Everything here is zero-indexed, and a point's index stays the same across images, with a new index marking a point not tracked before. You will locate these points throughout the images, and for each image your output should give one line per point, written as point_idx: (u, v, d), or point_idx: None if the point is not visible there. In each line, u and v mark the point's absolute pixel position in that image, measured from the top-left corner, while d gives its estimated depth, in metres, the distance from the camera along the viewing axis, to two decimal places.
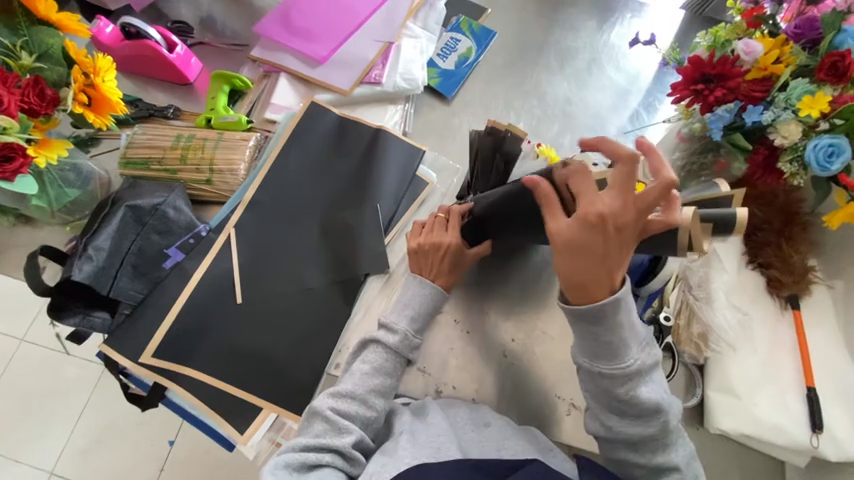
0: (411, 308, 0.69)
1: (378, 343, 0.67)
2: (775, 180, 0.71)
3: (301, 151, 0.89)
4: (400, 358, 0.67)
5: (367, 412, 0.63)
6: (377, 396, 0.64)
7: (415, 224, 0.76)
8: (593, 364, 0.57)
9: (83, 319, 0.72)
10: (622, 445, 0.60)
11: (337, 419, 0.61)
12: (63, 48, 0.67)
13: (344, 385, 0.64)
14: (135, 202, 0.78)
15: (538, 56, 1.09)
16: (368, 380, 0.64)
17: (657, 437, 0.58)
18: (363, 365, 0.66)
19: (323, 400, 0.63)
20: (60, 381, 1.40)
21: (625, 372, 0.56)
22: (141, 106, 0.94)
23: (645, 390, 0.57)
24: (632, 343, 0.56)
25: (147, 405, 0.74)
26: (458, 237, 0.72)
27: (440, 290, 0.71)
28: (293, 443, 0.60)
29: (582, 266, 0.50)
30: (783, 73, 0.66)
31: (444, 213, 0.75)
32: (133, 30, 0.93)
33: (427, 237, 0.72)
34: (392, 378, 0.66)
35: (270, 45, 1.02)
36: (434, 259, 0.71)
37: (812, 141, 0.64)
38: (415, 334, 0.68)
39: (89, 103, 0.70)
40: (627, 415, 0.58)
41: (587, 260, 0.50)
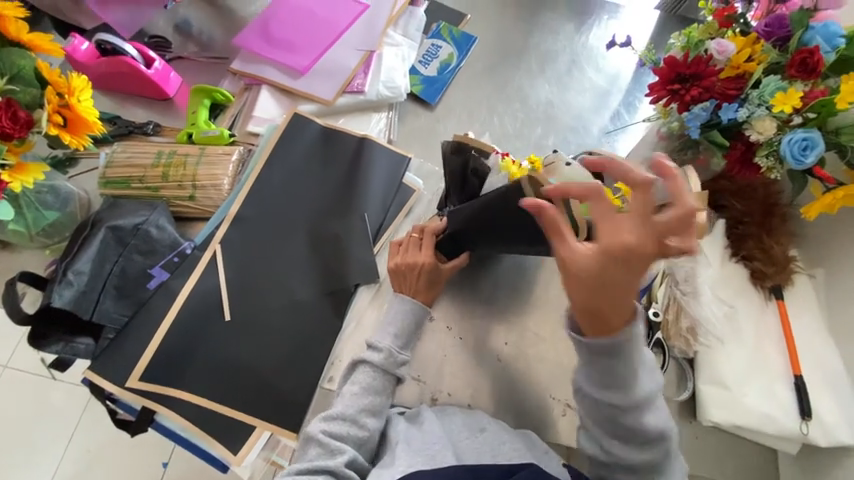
0: (394, 325, 0.69)
1: (367, 363, 0.67)
2: (753, 174, 0.72)
3: (285, 162, 0.88)
4: (388, 376, 0.67)
5: (359, 432, 0.63)
6: (369, 416, 0.64)
7: (391, 243, 0.77)
8: (601, 393, 0.58)
9: (66, 346, 0.71)
10: (621, 470, 0.60)
11: (329, 440, 0.61)
12: (35, 69, 0.65)
13: (336, 408, 0.64)
14: (116, 223, 0.76)
15: (520, 60, 1.10)
16: (360, 399, 0.64)
17: (652, 465, 0.59)
18: (352, 387, 0.66)
19: (315, 425, 0.63)
20: (47, 407, 1.35)
21: (636, 400, 0.57)
22: (120, 123, 0.92)
23: (651, 419, 0.57)
24: (641, 375, 0.57)
25: (137, 430, 0.72)
26: (432, 255, 0.72)
27: (420, 305, 0.71)
28: (286, 471, 0.60)
29: (601, 297, 0.46)
30: (756, 70, 0.68)
31: (419, 232, 0.75)
32: (110, 47, 0.92)
33: (401, 259, 0.73)
34: (382, 396, 0.66)
35: (249, 57, 1.02)
36: (411, 278, 0.72)
37: (787, 136, 0.66)
38: (400, 350, 0.68)
39: (64, 124, 0.68)
40: (625, 439, 0.59)
41: (607, 292, 0.45)
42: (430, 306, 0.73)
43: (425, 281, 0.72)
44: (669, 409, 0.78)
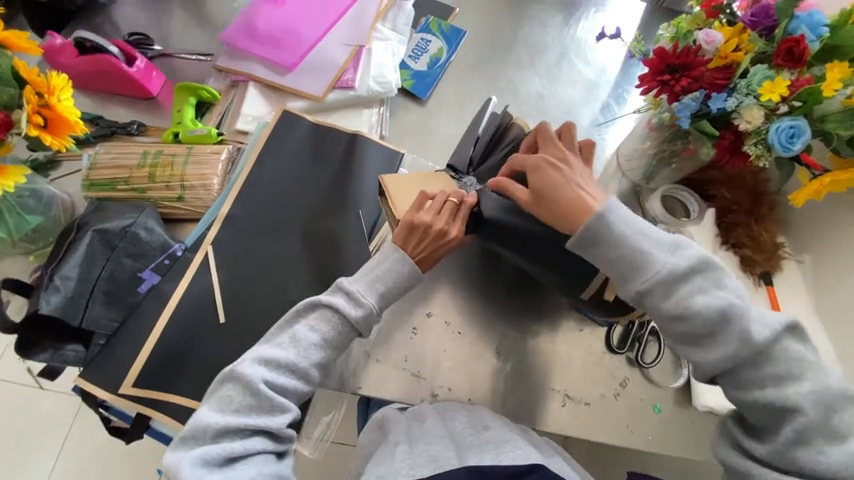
0: (382, 283, 0.66)
1: (335, 311, 0.64)
2: (742, 162, 0.73)
3: (275, 161, 0.87)
4: (353, 332, 0.65)
5: (304, 387, 0.62)
6: (316, 369, 0.63)
7: (424, 193, 0.70)
8: (632, 289, 0.59)
9: (55, 354, 0.69)
10: (728, 381, 0.58)
11: (272, 396, 0.59)
12: (13, 68, 0.63)
13: (282, 355, 0.62)
14: (103, 225, 0.74)
15: (509, 53, 1.10)
16: (311, 352, 0.63)
17: (749, 359, 0.56)
18: (311, 334, 0.63)
19: (253, 370, 0.59)
20: (35, 417, 1.32)
21: (658, 280, 0.58)
22: (102, 123, 0.89)
23: (699, 300, 0.57)
24: (656, 249, 0.59)
25: (132, 438, 0.71)
26: (461, 230, 0.69)
27: (416, 269, 0.68)
28: (207, 423, 0.57)
29: (555, 194, 0.63)
30: (743, 60, 0.68)
31: (457, 198, 0.70)
32: (88, 44, 0.89)
33: (433, 219, 0.67)
34: (339, 351, 0.65)
35: (236, 54, 0.99)
36: (426, 240, 0.68)
37: (774, 124, 0.67)
38: (380, 311, 0.66)
39: (45, 124, 0.65)
40: (702, 342, 0.58)
41: (553, 189, 0.63)
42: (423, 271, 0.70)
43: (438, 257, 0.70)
44: (666, 397, 0.79)
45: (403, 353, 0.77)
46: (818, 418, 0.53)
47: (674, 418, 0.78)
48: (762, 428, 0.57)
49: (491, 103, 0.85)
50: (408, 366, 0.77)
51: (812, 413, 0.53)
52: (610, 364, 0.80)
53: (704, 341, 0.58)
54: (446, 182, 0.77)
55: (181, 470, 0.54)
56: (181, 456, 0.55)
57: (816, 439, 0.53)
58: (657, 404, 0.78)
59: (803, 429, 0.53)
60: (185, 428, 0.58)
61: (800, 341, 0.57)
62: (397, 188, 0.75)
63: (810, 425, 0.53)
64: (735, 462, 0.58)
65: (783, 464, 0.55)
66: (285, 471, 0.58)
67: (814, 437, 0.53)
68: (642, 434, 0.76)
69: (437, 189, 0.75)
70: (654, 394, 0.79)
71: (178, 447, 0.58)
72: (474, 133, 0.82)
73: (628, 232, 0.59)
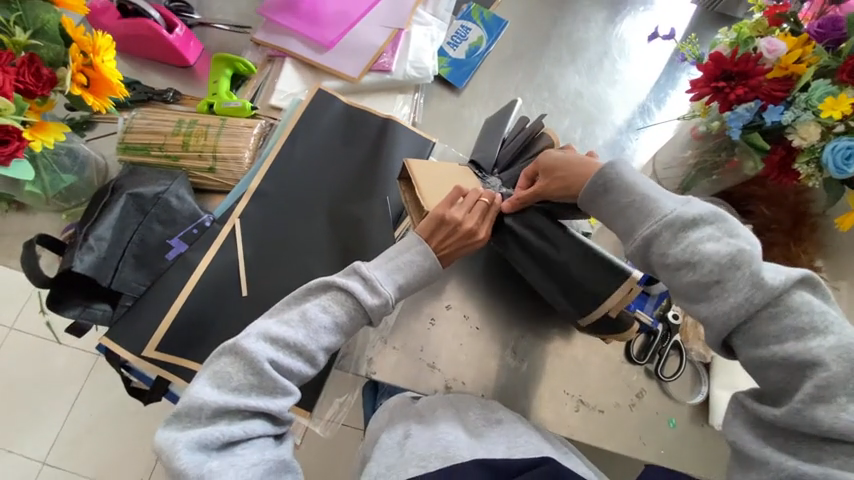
0: (399, 274, 0.64)
1: (349, 295, 0.62)
2: (790, 181, 0.71)
3: (307, 139, 0.86)
4: (364, 319, 0.62)
5: (309, 370, 0.60)
6: (324, 353, 0.61)
7: (457, 188, 0.67)
8: (638, 235, 0.56)
9: (84, 311, 0.70)
10: (740, 338, 0.50)
11: (276, 378, 0.57)
12: (60, 25, 0.63)
13: (290, 334, 0.59)
14: (137, 190, 0.75)
15: (550, 48, 1.07)
16: (322, 336, 0.60)
17: (765, 309, 0.49)
18: (322, 317, 0.60)
19: (258, 347, 0.56)
20: (52, 371, 1.36)
21: (665, 223, 0.54)
22: (139, 88, 0.90)
23: (707, 245, 0.51)
24: (663, 197, 0.56)
25: (150, 400, 0.73)
26: (488, 232, 0.68)
27: (437, 263, 0.65)
28: (204, 402, 0.53)
29: (563, 163, 0.64)
30: (805, 73, 0.65)
31: (489, 199, 0.68)
32: (131, 7, 0.88)
33: (464, 216, 0.66)
34: (347, 337, 0.63)
35: (274, 28, 0.98)
36: (452, 235, 0.65)
37: (831, 143, 0.64)
38: (395, 302, 0.63)
39: (88, 85, 0.65)
40: (712, 292, 0.51)
41: (561, 160, 0.65)
42: (445, 265, 0.68)
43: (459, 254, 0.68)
44: (681, 412, 0.78)
45: (420, 343, 0.77)
46: (844, 373, 0.45)
47: (689, 434, 0.76)
48: (777, 391, 0.49)
49: (516, 105, 0.83)
50: (423, 356, 0.77)
51: (836, 367, 0.45)
52: (627, 373, 0.79)
53: (712, 292, 0.51)
54: (473, 180, 0.75)
55: (177, 454, 0.50)
56: (176, 437, 0.52)
57: (842, 397, 0.44)
58: (673, 419, 0.77)
59: (826, 384, 0.45)
60: (179, 405, 0.54)
61: (820, 298, 0.50)
62: (423, 175, 0.73)
63: (835, 380, 0.45)
64: (750, 447, 0.49)
65: (802, 427, 0.46)
66: (287, 455, 0.56)
67: (837, 393, 0.45)
68: (653, 447, 0.75)
69: (469, 186, 0.73)
70: (669, 408, 0.78)
71: (172, 424, 0.54)
72: (501, 134, 0.81)
73: (638, 180, 0.58)
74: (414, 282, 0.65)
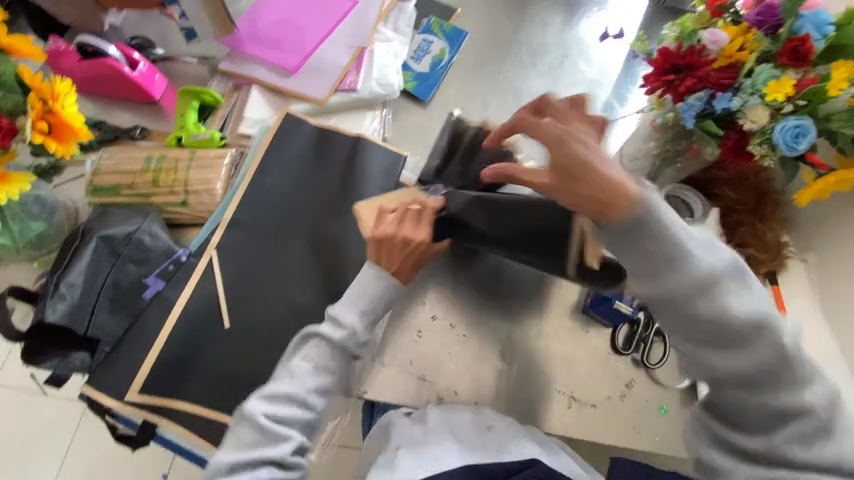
0: (364, 301, 0.64)
1: (323, 338, 0.63)
2: (746, 162, 0.74)
3: (278, 165, 0.87)
4: (345, 354, 0.63)
5: (307, 414, 0.60)
6: (317, 396, 0.61)
7: (383, 206, 0.68)
8: (660, 286, 0.47)
9: (62, 361, 0.69)
10: (736, 388, 0.48)
11: (274, 427, 0.58)
12: (16, 75, 0.63)
13: (281, 387, 0.60)
14: (107, 232, 0.74)
15: (512, 54, 1.09)
16: (307, 380, 0.61)
17: (772, 369, 0.46)
18: (303, 363, 0.61)
19: (253, 405, 0.59)
20: (39, 422, 1.32)
21: (695, 280, 0.45)
22: (105, 128, 0.90)
23: (730, 304, 0.45)
24: (695, 245, 0.46)
25: (140, 443, 0.72)
26: (429, 234, 0.67)
27: (395, 282, 0.66)
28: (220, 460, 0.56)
29: (587, 174, 0.45)
30: (749, 59, 0.68)
31: (418, 204, 0.68)
32: (91, 49, 0.88)
33: (397, 229, 0.66)
34: (337, 375, 0.62)
35: (237, 57, 0.99)
36: (396, 252, 0.65)
37: (779, 123, 0.67)
38: (365, 329, 0.64)
39: (49, 131, 0.65)
40: (723, 347, 0.47)
41: (583, 165, 0.45)
42: (407, 282, 0.68)
43: (416, 266, 0.69)
44: (671, 397, 0.79)
45: (409, 356, 0.78)
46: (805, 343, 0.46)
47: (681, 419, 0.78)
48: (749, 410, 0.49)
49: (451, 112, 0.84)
50: (413, 369, 0.77)
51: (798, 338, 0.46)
52: (616, 365, 0.80)
53: (722, 348, 0.47)
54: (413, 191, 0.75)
55: None
56: None
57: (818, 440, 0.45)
58: (663, 404, 0.78)
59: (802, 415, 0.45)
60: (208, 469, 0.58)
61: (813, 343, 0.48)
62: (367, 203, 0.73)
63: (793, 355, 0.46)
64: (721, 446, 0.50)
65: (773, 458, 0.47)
66: None
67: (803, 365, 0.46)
68: (647, 436, 0.76)
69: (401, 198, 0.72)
70: (659, 394, 0.79)
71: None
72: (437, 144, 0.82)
73: (673, 222, 0.45)
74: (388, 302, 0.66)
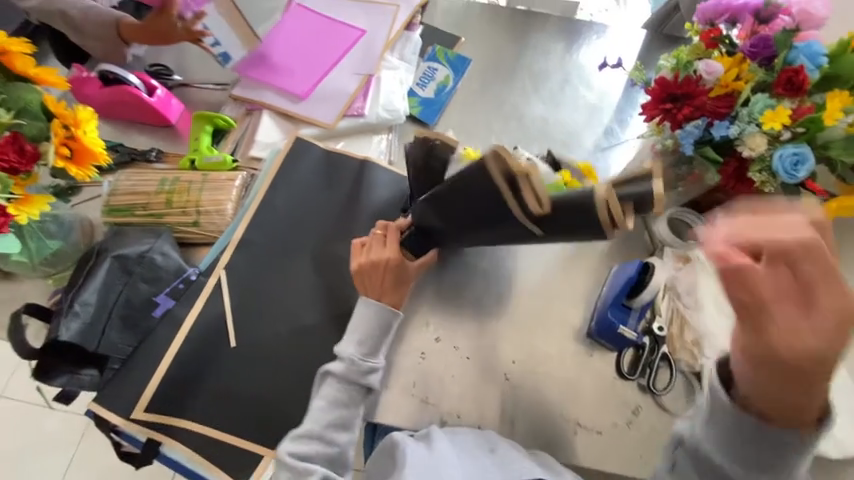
0: (358, 332, 0.74)
1: (333, 378, 0.71)
2: (748, 188, 0.75)
3: (288, 186, 0.90)
4: (355, 388, 0.71)
5: (327, 447, 0.69)
6: (338, 431, 0.70)
7: (356, 242, 0.80)
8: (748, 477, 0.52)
9: (71, 379, 0.70)
10: None
11: (298, 462, 0.66)
12: (42, 103, 0.66)
13: (305, 427, 0.69)
14: (121, 252, 0.76)
15: (514, 80, 1.13)
16: (323, 417, 0.70)
17: None
18: (320, 402, 0.70)
19: (284, 446, 0.68)
20: (43, 437, 1.32)
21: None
22: (122, 150, 0.93)
23: None
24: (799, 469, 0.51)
25: (143, 462, 0.72)
26: (396, 251, 0.76)
27: (388, 307, 0.75)
28: None
29: (788, 392, 0.46)
30: (744, 89, 0.70)
31: (382, 230, 0.78)
32: (112, 76, 0.94)
33: (369, 255, 0.76)
34: (351, 408, 0.71)
35: (250, 83, 1.04)
36: (377, 278, 0.75)
37: (778, 151, 0.68)
38: (364, 358, 0.72)
39: (71, 156, 0.68)
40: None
41: (795, 379, 0.44)
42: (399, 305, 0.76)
43: (402, 286, 0.77)
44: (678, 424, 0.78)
45: (412, 378, 0.78)
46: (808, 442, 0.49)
47: None
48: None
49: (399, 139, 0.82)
50: (416, 391, 0.77)
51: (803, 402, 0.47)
52: (622, 389, 0.79)
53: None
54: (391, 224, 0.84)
55: None
56: None
57: None
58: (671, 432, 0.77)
59: None
60: None
61: None
62: None
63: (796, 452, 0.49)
64: None
65: None
66: None
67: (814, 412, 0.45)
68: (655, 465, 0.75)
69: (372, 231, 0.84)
70: (667, 421, 0.78)
71: None
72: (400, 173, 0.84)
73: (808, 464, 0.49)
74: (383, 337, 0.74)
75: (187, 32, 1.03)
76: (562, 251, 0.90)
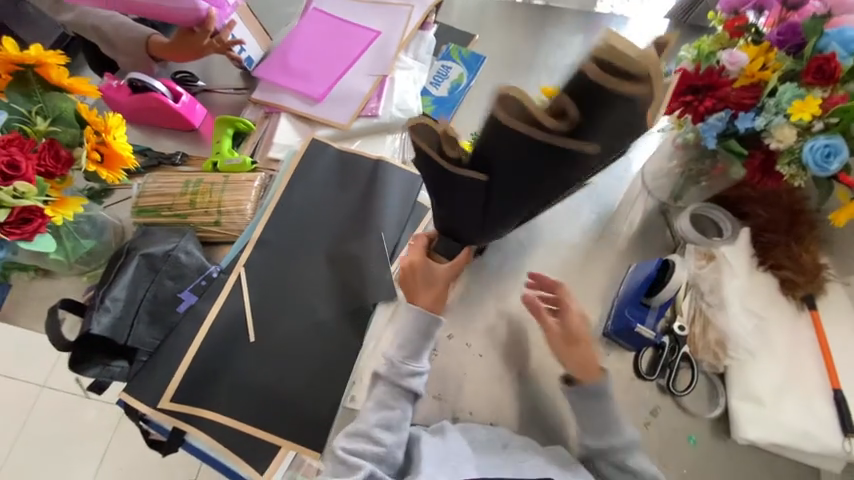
0: (401, 334, 0.70)
1: (382, 380, 0.70)
2: (775, 183, 0.71)
3: (304, 186, 0.92)
4: (399, 388, 0.69)
5: (376, 448, 0.65)
6: (386, 432, 0.66)
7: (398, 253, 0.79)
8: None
9: (103, 369, 0.74)
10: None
11: (347, 457, 0.65)
12: (75, 110, 0.71)
13: (359, 424, 0.67)
14: (148, 250, 0.80)
15: (530, 76, 1.11)
16: (371, 416, 0.67)
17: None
18: (369, 402, 0.69)
19: (340, 441, 0.67)
20: (82, 424, 1.41)
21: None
22: (150, 155, 0.98)
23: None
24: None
25: (169, 450, 0.75)
26: (422, 253, 0.72)
27: (424, 312, 0.70)
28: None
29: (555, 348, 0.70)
30: (771, 78, 0.67)
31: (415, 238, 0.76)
32: (140, 84, 0.98)
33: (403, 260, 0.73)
34: (399, 410, 0.68)
35: (269, 87, 1.07)
36: (412, 283, 0.72)
37: (808, 143, 0.64)
38: (404, 360, 0.69)
39: (102, 160, 0.72)
40: None
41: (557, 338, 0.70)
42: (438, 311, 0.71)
43: (432, 288, 0.71)
44: (701, 427, 0.75)
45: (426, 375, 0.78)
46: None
47: (711, 451, 0.74)
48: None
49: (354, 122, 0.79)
50: (429, 388, 0.77)
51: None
52: (640, 390, 0.77)
53: None
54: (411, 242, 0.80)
55: None
56: None
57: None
58: (693, 435, 0.75)
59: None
60: None
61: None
62: None
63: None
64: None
65: None
66: None
67: None
68: (675, 468, 0.73)
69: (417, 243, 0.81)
70: (688, 423, 0.75)
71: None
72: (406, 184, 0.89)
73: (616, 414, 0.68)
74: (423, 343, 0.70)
75: (219, 40, 1.02)
76: (578, 249, 0.89)
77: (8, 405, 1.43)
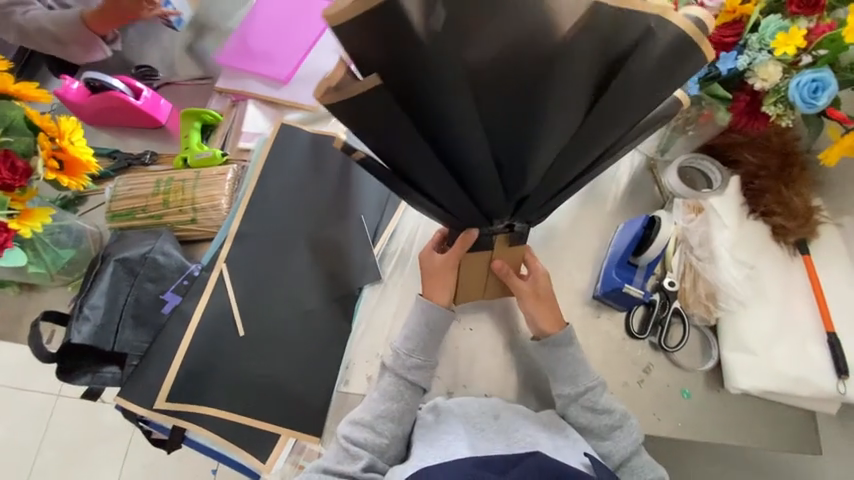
0: (410, 328, 0.71)
1: (387, 372, 0.70)
2: (761, 125, 0.68)
3: (278, 175, 0.89)
4: (402, 382, 0.69)
5: (378, 439, 0.67)
6: (385, 422, 0.68)
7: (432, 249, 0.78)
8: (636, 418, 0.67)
9: (94, 377, 0.75)
10: None
11: (350, 446, 0.66)
12: (25, 117, 0.68)
13: (362, 414, 0.68)
14: (123, 255, 0.79)
15: None
16: (374, 406, 0.68)
17: None
18: (374, 393, 0.70)
19: (344, 429, 0.68)
20: (101, 428, 1.45)
21: None
22: (119, 157, 0.96)
23: None
24: None
25: (172, 447, 0.77)
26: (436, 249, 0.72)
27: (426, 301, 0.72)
28: (324, 467, 0.65)
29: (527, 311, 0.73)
30: (754, 12, 0.62)
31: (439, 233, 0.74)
32: (98, 84, 0.94)
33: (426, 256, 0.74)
34: (400, 403, 0.69)
35: (232, 73, 1.02)
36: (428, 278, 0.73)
37: (794, 79, 0.61)
38: (412, 354, 0.70)
39: (62, 168, 0.70)
40: None
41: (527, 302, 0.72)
42: (446, 302, 0.72)
43: (437, 281, 0.71)
44: (696, 381, 0.75)
45: None
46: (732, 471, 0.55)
47: (707, 402, 0.74)
48: None
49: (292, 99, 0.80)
50: None
51: None
52: (632, 350, 0.76)
53: None
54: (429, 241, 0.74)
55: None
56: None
57: None
58: (687, 389, 0.75)
59: None
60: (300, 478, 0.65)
61: None
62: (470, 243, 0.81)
63: None
64: None
65: None
66: None
67: None
68: (672, 421, 0.73)
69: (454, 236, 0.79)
70: (682, 378, 0.75)
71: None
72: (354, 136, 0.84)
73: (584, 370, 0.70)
74: (433, 336, 0.71)
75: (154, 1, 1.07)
76: (566, 211, 0.85)
77: (27, 416, 1.47)
